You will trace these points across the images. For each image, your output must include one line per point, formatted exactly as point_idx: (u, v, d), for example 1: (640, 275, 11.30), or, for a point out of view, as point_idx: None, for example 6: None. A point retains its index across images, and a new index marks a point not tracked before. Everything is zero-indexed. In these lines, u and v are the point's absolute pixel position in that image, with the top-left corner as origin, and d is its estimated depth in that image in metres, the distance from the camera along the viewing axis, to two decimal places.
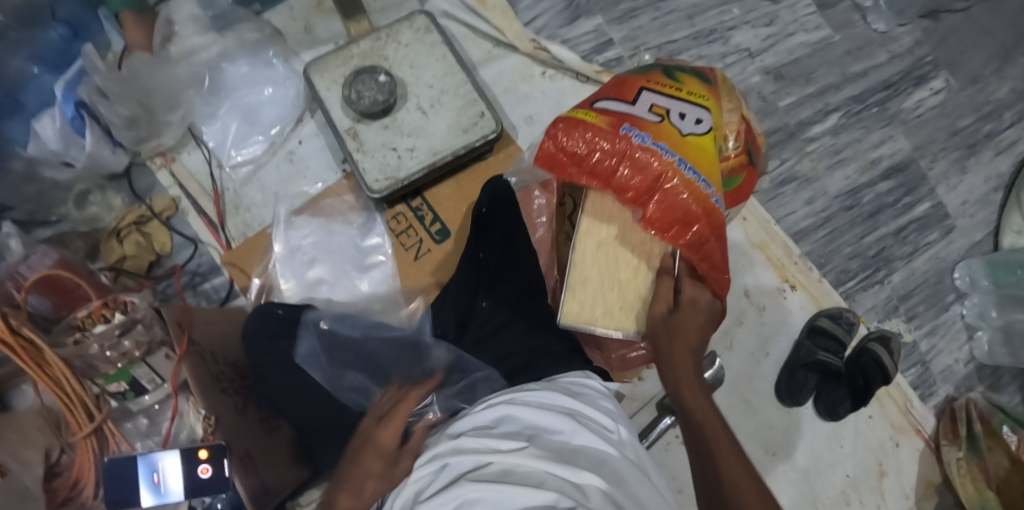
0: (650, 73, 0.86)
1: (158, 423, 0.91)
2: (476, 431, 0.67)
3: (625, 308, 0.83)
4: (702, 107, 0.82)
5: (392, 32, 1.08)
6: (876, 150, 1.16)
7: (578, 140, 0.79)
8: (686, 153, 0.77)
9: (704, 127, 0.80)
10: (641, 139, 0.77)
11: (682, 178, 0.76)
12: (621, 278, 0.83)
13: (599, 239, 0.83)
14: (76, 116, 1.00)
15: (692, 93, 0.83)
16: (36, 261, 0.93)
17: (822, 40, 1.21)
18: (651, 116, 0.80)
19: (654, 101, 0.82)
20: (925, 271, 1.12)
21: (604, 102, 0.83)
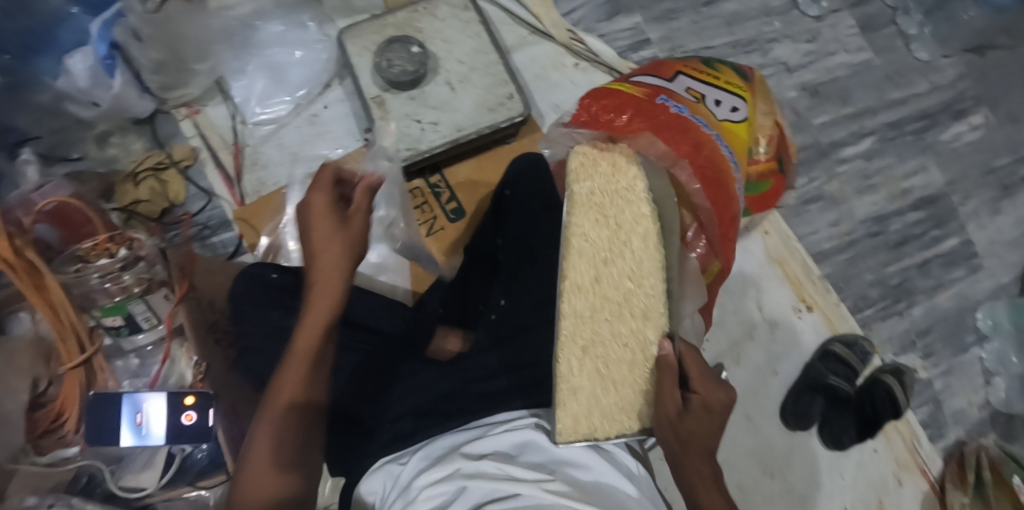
0: (689, 59, 0.85)
1: (148, 364, 0.89)
2: (497, 457, 0.69)
3: (626, 409, 0.70)
4: (739, 96, 0.81)
5: (430, 6, 1.08)
6: (907, 179, 1.13)
7: (613, 107, 0.78)
8: (721, 133, 0.77)
9: (740, 115, 0.80)
10: (678, 110, 0.77)
11: (718, 154, 0.76)
12: (614, 378, 0.69)
13: (590, 319, 0.68)
14: (109, 57, 0.99)
15: (729, 82, 0.82)
16: (49, 191, 0.93)
17: (863, 62, 1.18)
18: (688, 95, 0.79)
19: (690, 85, 0.81)
20: (947, 307, 1.08)
21: (640, 77, 0.82)
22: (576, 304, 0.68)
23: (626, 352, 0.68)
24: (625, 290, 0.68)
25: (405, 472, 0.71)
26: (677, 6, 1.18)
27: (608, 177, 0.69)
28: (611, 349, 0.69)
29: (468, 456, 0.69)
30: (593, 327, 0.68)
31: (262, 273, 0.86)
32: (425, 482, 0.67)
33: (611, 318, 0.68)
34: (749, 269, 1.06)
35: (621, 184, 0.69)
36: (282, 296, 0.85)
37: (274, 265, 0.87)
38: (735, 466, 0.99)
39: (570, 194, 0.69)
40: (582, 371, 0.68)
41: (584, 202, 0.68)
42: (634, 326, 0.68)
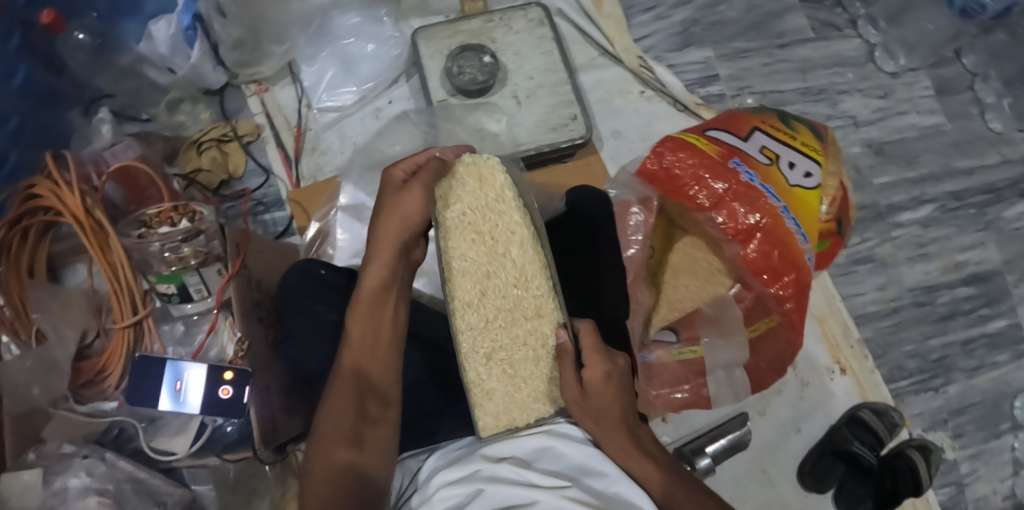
0: (766, 114, 0.83)
1: (193, 333, 0.91)
2: (516, 461, 0.70)
3: (540, 397, 0.72)
4: (815, 161, 0.78)
5: (505, 18, 1.10)
6: (963, 252, 1.10)
7: (683, 165, 0.78)
8: (790, 203, 0.75)
9: (813, 181, 0.77)
10: (748, 177, 0.76)
11: (782, 227, 0.74)
12: (521, 376, 0.70)
13: (480, 319, 0.69)
14: (190, 27, 1.01)
15: (805, 144, 0.80)
16: (120, 152, 0.97)
17: (934, 126, 1.15)
18: (760, 158, 0.77)
19: (765, 143, 0.79)
20: (985, 390, 1.05)
21: (716, 131, 0.81)
22: (470, 319, 0.68)
23: (527, 351, 0.69)
24: (513, 298, 0.68)
25: (424, 469, 0.76)
26: (749, 45, 1.17)
27: (476, 188, 0.69)
28: (514, 350, 0.70)
29: (486, 458, 0.70)
30: (491, 334, 0.69)
31: (311, 268, 0.94)
32: (442, 478, 0.69)
33: (505, 326, 0.69)
34: None
35: (490, 196, 0.68)
36: (325, 291, 0.92)
37: (323, 263, 0.95)
38: None
39: (439, 220, 0.67)
40: (491, 376, 0.70)
41: (457, 226, 0.68)
42: (529, 329, 0.69)
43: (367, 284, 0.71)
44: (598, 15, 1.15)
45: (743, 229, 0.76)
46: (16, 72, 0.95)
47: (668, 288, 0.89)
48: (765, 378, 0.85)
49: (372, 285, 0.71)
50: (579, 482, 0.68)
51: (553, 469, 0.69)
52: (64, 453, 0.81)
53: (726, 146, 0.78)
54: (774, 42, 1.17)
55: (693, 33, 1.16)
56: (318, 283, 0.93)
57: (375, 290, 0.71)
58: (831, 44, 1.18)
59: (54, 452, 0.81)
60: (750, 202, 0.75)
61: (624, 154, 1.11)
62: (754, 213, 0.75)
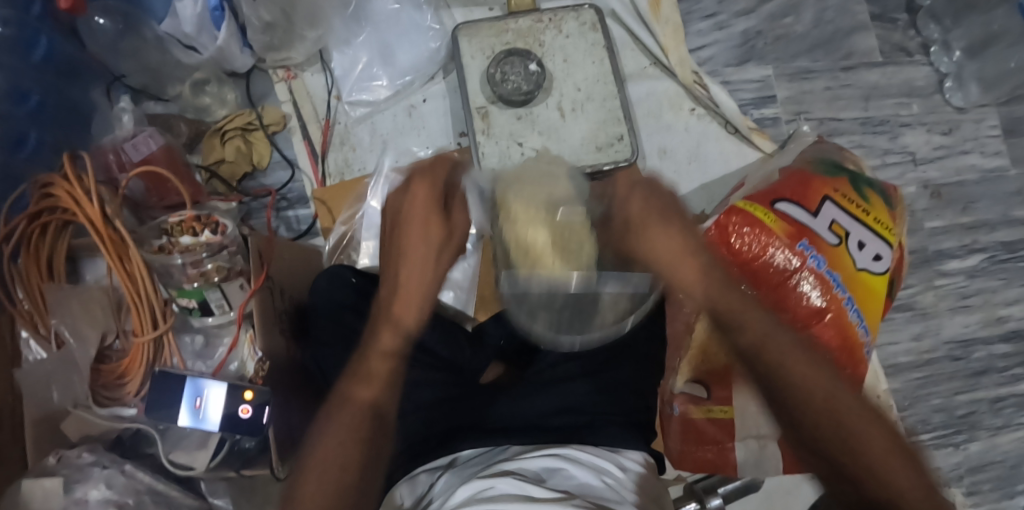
0: (837, 178, 0.78)
1: (212, 347, 0.88)
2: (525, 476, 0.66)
3: (557, 250, 0.61)
4: (885, 241, 0.74)
5: (557, 18, 1.01)
6: (1007, 306, 1.07)
7: (750, 241, 0.73)
8: (855, 292, 0.72)
9: (881, 265, 0.74)
10: (816, 263, 0.71)
11: (847, 318, 0.71)
12: (534, 220, 0.62)
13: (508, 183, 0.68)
14: (218, 8, 0.96)
15: (878, 221, 0.75)
16: (141, 142, 0.93)
17: (996, 170, 1.11)
18: (828, 234, 0.73)
19: (836, 217, 0.74)
20: (1008, 451, 1.04)
21: (785, 202, 0.75)
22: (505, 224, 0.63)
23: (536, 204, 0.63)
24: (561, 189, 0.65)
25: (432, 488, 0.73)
26: (813, 65, 1.09)
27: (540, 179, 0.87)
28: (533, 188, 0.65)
29: (492, 475, 0.67)
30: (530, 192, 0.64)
31: (341, 274, 0.92)
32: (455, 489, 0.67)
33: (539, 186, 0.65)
34: None
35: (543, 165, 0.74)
36: (355, 300, 0.91)
37: (354, 269, 0.94)
38: None
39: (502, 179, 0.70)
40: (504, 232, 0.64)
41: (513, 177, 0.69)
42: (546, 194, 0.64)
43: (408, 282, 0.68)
44: (656, 21, 1.04)
45: (806, 318, 0.71)
46: (39, 43, 0.90)
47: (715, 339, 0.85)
48: (796, 463, 0.84)
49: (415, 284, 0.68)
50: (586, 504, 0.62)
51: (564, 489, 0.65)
52: (82, 463, 0.80)
53: (796, 225, 0.73)
54: (840, 63, 1.10)
55: (755, 46, 1.09)
56: (348, 291, 0.91)
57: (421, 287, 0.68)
58: (901, 70, 1.11)
59: (75, 461, 0.80)
60: (816, 288, 0.71)
61: (668, 174, 1.05)
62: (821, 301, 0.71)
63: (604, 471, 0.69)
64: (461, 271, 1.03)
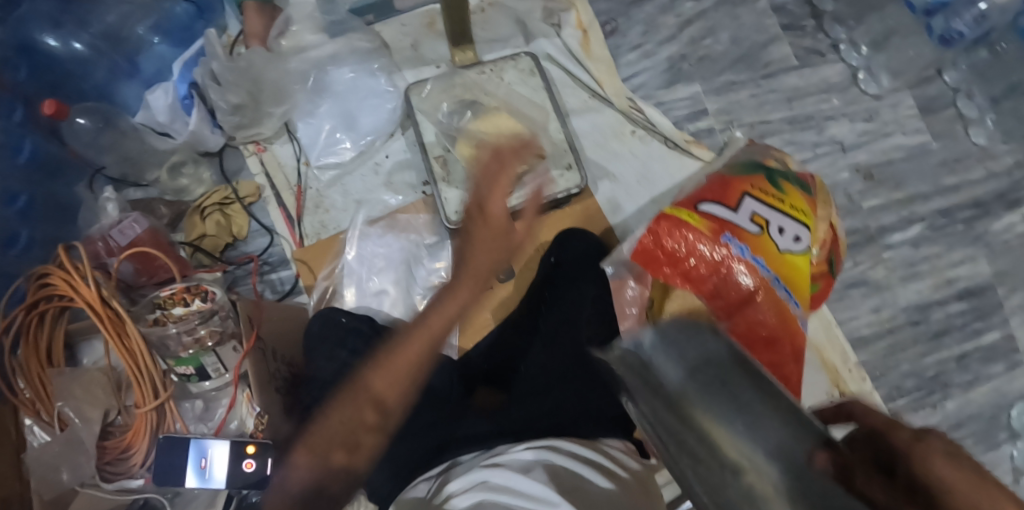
0: (754, 175, 0.80)
1: (212, 409, 0.91)
2: (512, 466, 0.72)
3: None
4: (801, 224, 0.76)
5: (496, 69, 1.10)
6: (953, 269, 1.15)
7: (678, 241, 0.74)
8: (780, 272, 0.73)
9: (803, 245, 0.75)
10: (739, 251, 0.72)
11: (775, 298, 0.71)
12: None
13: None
14: (187, 97, 1.09)
15: (793, 206, 0.78)
16: (127, 226, 0.99)
17: (920, 146, 1.20)
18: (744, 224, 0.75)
19: (756, 209, 0.76)
20: (982, 403, 1.10)
21: (706, 202, 0.77)
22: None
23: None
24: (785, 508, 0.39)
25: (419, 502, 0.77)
26: (737, 77, 1.20)
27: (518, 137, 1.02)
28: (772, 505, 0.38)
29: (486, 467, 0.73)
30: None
31: (332, 316, 0.96)
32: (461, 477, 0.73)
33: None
34: None
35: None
36: (347, 337, 0.93)
37: (345, 311, 0.97)
38: None
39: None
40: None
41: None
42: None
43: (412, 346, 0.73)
44: (588, 59, 1.16)
45: (738, 300, 0.71)
46: (23, 148, 1.00)
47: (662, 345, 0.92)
48: None
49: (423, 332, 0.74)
50: (567, 497, 0.66)
51: (546, 477, 0.69)
52: None
53: (717, 220, 0.74)
54: (761, 72, 1.20)
55: (682, 69, 1.19)
56: (341, 330, 0.94)
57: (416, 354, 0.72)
58: (817, 71, 1.22)
59: None
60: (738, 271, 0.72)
61: (621, 196, 1.10)
62: (749, 282, 0.71)
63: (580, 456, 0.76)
64: None
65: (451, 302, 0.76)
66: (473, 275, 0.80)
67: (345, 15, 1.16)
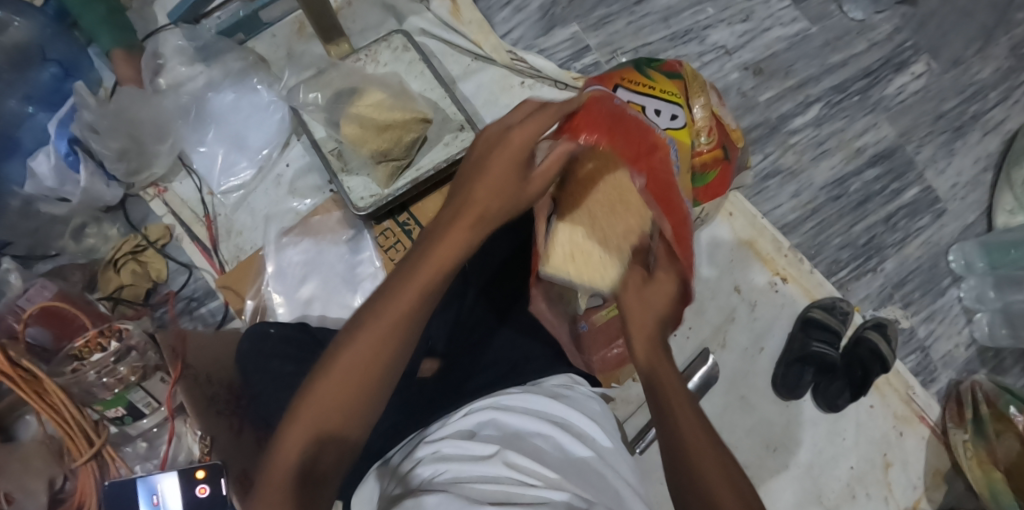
0: (624, 71, 0.89)
1: (156, 446, 0.93)
2: (456, 436, 0.67)
3: None
4: (675, 104, 0.86)
5: (371, 53, 1.10)
6: (861, 138, 1.18)
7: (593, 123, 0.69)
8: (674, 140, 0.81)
9: (680, 121, 0.85)
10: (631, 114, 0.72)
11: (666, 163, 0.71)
12: None
13: None
14: (70, 153, 1.04)
15: (664, 91, 0.87)
16: (34, 293, 0.96)
17: (800, 33, 1.23)
18: (624, 110, 0.72)
19: (629, 99, 0.86)
20: (919, 256, 1.13)
21: None
22: None
23: None
24: None
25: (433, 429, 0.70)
26: (610, 10, 1.21)
27: (394, 111, 1.00)
28: None
29: (432, 441, 0.67)
30: None
31: (261, 330, 0.95)
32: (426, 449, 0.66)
33: None
34: (722, 254, 1.11)
35: None
36: (280, 346, 0.93)
37: (272, 322, 0.96)
38: (737, 447, 1.05)
39: None
40: None
41: None
42: None
43: (382, 318, 0.60)
44: (461, 24, 1.18)
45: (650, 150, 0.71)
46: None
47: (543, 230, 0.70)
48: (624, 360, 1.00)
49: (386, 321, 0.60)
50: (513, 447, 0.63)
51: (493, 439, 0.65)
52: None
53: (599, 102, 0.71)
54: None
55: (555, 14, 1.20)
56: (271, 340, 0.94)
57: (391, 323, 0.60)
58: None
59: None
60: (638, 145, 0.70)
61: None
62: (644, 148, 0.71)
63: (528, 407, 0.70)
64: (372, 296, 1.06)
65: (417, 276, 0.61)
66: (439, 265, 0.62)
67: (211, 38, 1.15)
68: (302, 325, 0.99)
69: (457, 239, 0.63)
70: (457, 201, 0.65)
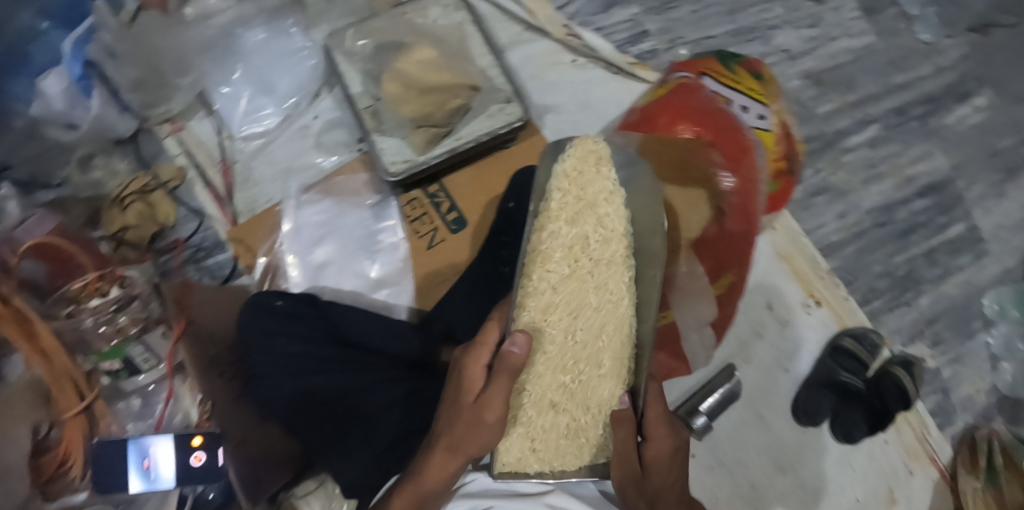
0: (706, 61, 0.91)
1: (151, 405, 0.85)
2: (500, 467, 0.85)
3: None
4: (759, 102, 0.88)
5: (418, 8, 1.02)
6: (914, 165, 1.13)
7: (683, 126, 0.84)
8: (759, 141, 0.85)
9: (765, 123, 0.87)
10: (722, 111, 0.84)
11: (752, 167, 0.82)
12: None
13: None
14: (83, 77, 0.95)
15: (750, 89, 0.89)
16: (32, 225, 0.88)
17: (866, 47, 1.17)
18: (716, 105, 0.85)
19: (716, 91, 0.88)
20: (955, 295, 1.09)
21: (676, 76, 0.90)
22: None
23: None
24: None
25: None
26: None
27: (441, 73, 0.97)
28: None
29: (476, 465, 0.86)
30: None
31: (266, 300, 0.88)
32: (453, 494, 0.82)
33: None
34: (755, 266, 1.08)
35: None
36: (286, 322, 0.87)
37: (278, 293, 0.90)
38: (746, 464, 1.03)
39: None
40: None
41: None
42: None
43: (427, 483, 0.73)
44: None
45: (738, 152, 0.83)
46: None
47: (533, 373, 0.72)
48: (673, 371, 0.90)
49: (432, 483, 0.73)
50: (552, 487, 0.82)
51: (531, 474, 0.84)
52: None
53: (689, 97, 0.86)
54: None
55: None
56: (275, 315, 0.87)
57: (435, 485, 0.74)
58: None
59: None
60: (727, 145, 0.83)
61: (567, 127, 1.06)
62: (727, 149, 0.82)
63: None
64: (391, 268, 1.00)
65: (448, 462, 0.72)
66: (453, 449, 0.71)
67: None
68: (312, 299, 0.92)
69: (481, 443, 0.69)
70: (456, 384, 0.71)
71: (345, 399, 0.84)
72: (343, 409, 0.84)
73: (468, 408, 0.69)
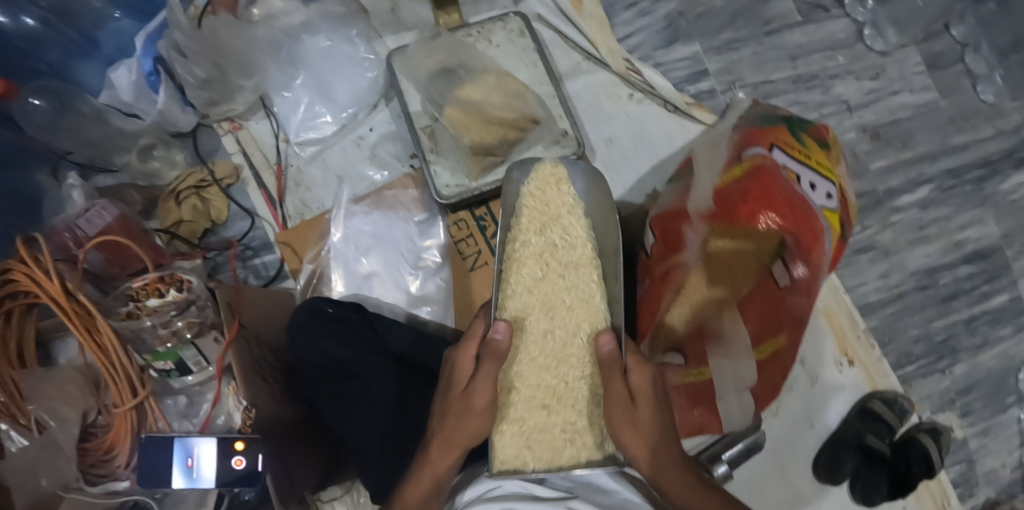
0: (777, 128, 0.87)
1: (196, 405, 0.90)
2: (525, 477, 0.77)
3: None
4: (828, 179, 0.86)
5: (484, 31, 1.04)
6: (963, 231, 1.12)
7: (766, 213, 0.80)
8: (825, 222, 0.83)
9: (833, 202, 0.85)
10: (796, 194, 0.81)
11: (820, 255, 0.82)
12: None
13: None
14: (153, 72, 0.99)
15: (819, 162, 0.86)
16: (94, 216, 0.92)
17: (927, 104, 1.15)
18: (792, 187, 0.81)
19: (787, 164, 0.84)
20: (991, 366, 1.09)
21: (750, 150, 0.84)
22: None
23: None
24: None
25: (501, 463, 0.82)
26: (737, 35, 1.13)
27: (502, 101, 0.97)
28: None
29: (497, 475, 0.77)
30: None
31: (318, 306, 0.91)
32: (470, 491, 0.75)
33: None
34: None
35: None
36: (333, 327, 0.90)
37: (331, 300, 0.92)
38: None
39: None
40: None
41: None
42: None
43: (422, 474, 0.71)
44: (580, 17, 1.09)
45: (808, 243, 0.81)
46: None
47: (518, 372, 0.78)
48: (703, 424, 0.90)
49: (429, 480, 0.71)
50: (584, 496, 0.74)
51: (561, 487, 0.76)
52: None
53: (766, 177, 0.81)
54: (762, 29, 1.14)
55: (680, 27, 1.12)
56: (325, 321, 0.90)
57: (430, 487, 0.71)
58: (821, 27, 1.16)
59: None
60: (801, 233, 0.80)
61: (618, 161, 1.07)
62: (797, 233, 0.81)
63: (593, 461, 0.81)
64: (434, 286, 1.01)
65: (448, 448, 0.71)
66: (455, 443, 0.71)
67: None
68: (358, 310, 0.93)
69: (473, 424, 0.71)
70: (445, 380, 0.73)
71: (381, 405, 0.86)
72: (378, 420, 0.84)
73: (458, 392, 0.72)
